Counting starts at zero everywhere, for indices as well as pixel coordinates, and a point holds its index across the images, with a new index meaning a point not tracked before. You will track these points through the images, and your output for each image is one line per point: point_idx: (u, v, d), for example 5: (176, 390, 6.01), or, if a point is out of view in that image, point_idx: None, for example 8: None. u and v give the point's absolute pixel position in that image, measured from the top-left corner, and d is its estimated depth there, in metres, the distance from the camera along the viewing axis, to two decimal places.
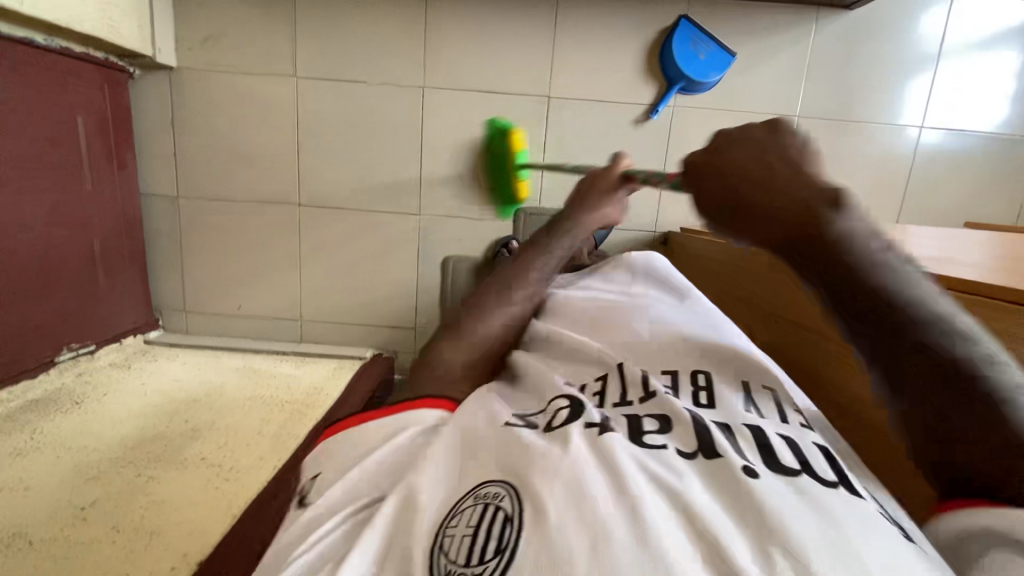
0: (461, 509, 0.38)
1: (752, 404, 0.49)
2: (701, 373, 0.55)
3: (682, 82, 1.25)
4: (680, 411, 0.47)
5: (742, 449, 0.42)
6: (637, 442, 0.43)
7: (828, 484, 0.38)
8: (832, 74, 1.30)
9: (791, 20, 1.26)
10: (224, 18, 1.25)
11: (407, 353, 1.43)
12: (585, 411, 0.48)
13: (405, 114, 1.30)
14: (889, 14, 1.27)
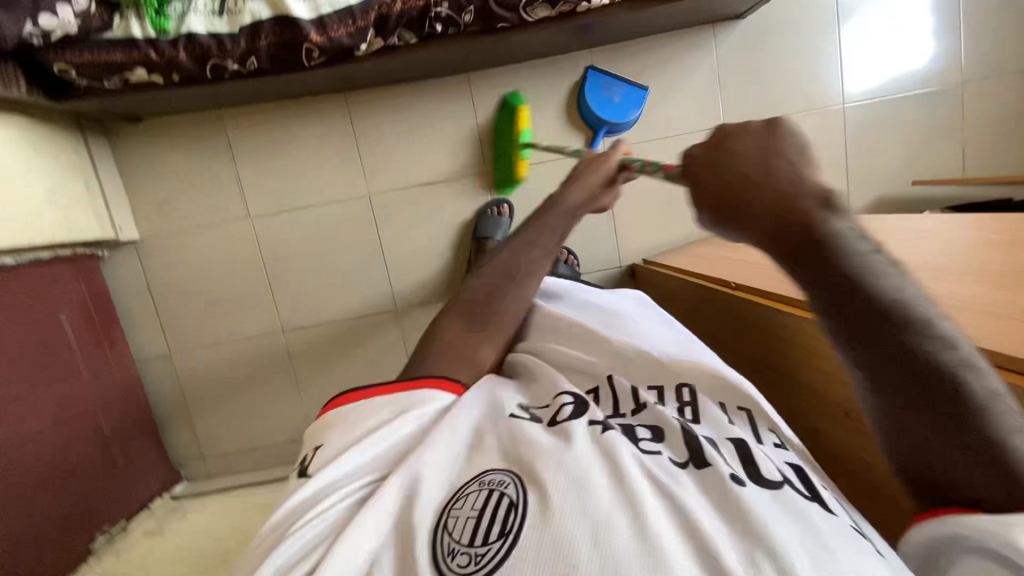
0: (467, 493, 0.52)
1: (737, 425, 0.64)
2: (685, 387, 0.72)
3: (604, 127, 1.31)
4: (666, 415, 0.63)
5: (728, 461, 0.56)
6: (640, 449, 0.57)
7: (771, 485, 0.52)
8: (744, 81, 1.35)
9: (691, 44, 1.32)
10: (172, 183, 1.33)
11: None
12: (587, 409, 0.64)
13: (360, 224, 1.37)
14: (781, 13, 1.33)
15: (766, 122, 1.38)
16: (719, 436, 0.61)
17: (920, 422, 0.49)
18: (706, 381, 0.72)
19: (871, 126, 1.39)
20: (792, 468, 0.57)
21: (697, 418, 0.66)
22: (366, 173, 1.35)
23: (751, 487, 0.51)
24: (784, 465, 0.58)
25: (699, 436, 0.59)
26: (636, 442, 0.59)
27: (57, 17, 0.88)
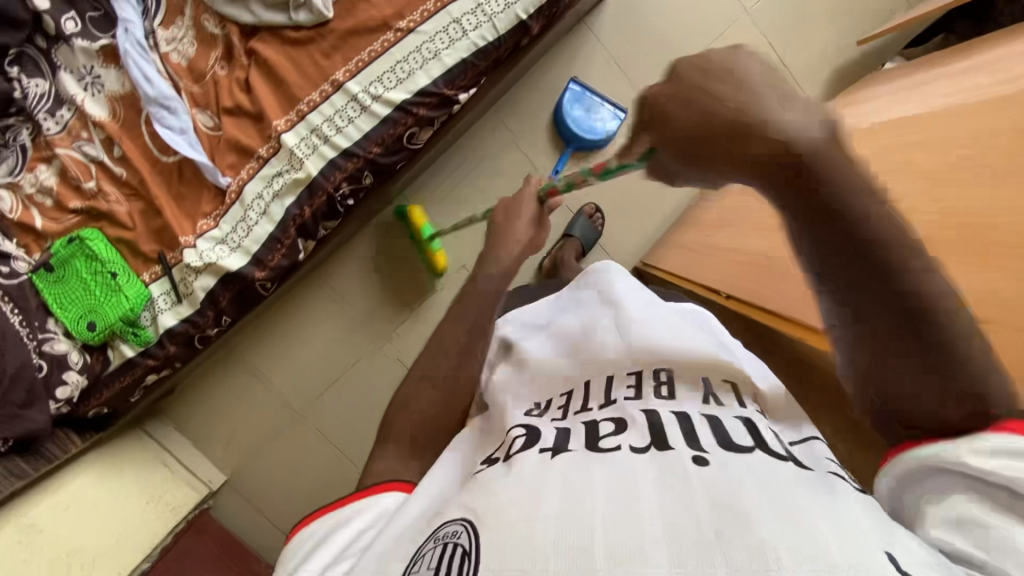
0: (425, 552, 0.45)
1: (712, 398, 0.59)
2: (665, 369, 0.63)
3: (575, 142, 1.26)
4: (634, 410, 0.56)
5: (694, 438, 0.51)
6: (592, 448, 0.51)
7: (779, 457, 0.49)
8: (642, 53, 1.30)
9: (575, 50, 1.27)
10: (223, 421, 1.44)
11: None
12: (540, 434, 0.56)
13: (384, 367, 1.46)
14: None
15: None
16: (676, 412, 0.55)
17: (879, 328, 0.47)
18: (686, 365, 0.65)
19: (785, 21, 1.33)
20: (765, 426, 0.55)
21: (674, 397, 0.59)
22: (369, 332, 1.45)
23: (716, 462, 0.46)
24: (764, 427, 0.55)
25: (654, 429, 0.52)
26: (594, 442, 0.52)
27: (68, 383, 1.01)
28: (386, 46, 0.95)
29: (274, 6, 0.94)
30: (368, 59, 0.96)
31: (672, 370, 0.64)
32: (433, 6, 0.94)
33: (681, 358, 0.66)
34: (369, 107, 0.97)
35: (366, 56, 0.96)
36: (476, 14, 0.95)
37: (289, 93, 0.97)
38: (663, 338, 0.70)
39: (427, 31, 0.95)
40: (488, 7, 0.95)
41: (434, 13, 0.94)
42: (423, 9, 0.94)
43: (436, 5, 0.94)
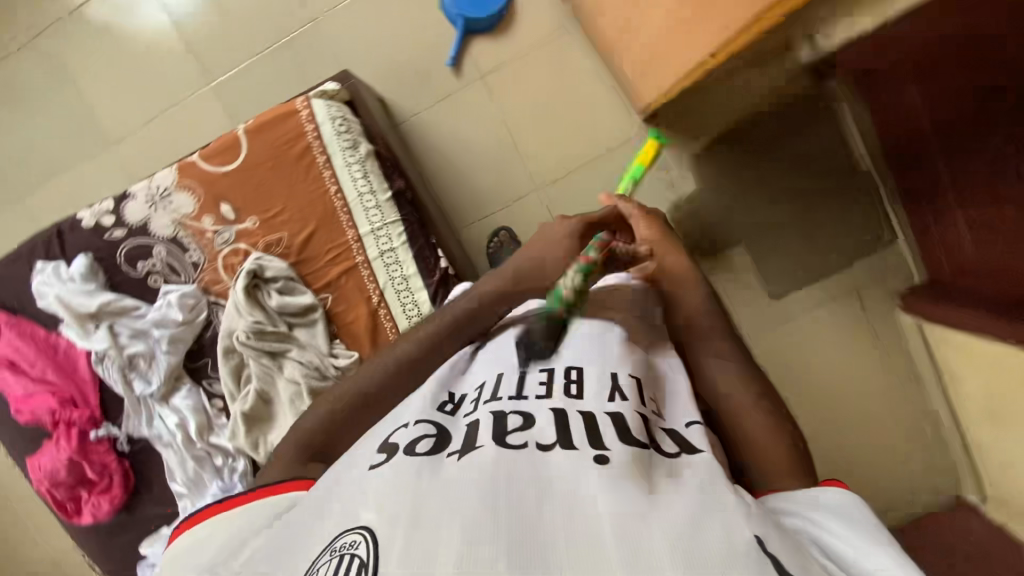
0: (318, 565, 0.43)
1: (617, 390, 0.61)
2: (574, 368, 0.65)
3: (461, 18, 1.26)
4: (544, 409, 0.58)
5: (545, 428, 0.55)
6: (499, 443, 0.52)
7: (545, 447, 0.52)
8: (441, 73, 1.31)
9: (424, 139, 1.34)
10: None
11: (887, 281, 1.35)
12: (448, 438, 0.56)
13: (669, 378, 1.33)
14: (370, 55, 1.31)
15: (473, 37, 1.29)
16: (553, 408, 0.58)
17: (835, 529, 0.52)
18: (591, 359, 0.66)
19: None
20: (635, 414, 0.58)
21: (584, 394, 0.61)
22: None
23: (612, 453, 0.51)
24: (634, 416, 0.58)
25: (560, 424, 0.55)
26: (501, 436, 0.53)
27: None
28: (390, 317, 1.07)
29: None
30: (398, 334, 1.08)
31: (584, 367, 0.65)
32: (367, 270, 1.06)
33: (615, 362, 0.66)
34: None
35: (395, 336, 1.08)
36: (379, 236, 1.05)
37: None
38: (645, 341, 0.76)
39: (386, 281, 1.06)
40: (376, 224, 1.04)
41: (373, 271, 1.06)
42: (368, 278, 1.07)
43: (367, 267, 1.06)
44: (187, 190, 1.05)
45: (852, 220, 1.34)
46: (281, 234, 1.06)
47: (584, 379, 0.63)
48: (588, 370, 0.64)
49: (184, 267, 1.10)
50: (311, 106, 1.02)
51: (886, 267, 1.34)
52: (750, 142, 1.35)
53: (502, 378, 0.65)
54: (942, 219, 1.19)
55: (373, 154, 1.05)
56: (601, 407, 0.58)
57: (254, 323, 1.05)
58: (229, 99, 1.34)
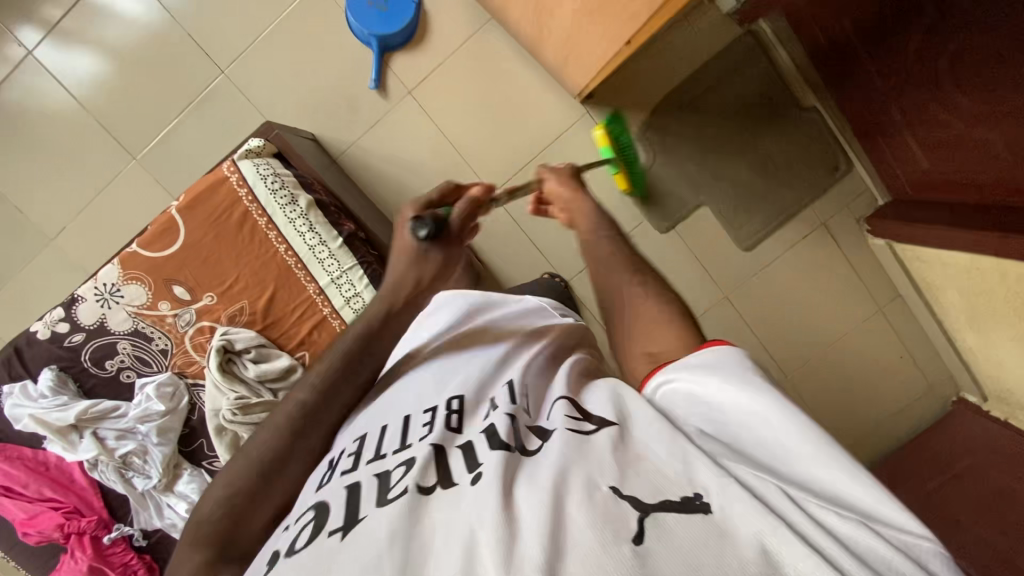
0: None
1: (489, 403, 0.56)
2: (455, 398, 0.57)
3: (371, 36, 1.20)
4: (424, 446, 0.51)
5: (408, 471, 0.48)
6: (380, 504, 0.46)
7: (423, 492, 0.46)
8: (366, 97, 1.26)
9: (366, 166, 1.30)
10: None
11: (851, 206, 1.37)
12: (325, 514, 0.47)
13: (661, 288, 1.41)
14: (289, 94, 1.25)
15: (392, 55, 1.25)
16: (434, 443, 0.51)
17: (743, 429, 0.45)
18: (479, 374, 0.61)
19: None
20: (502, 417, 0.52)
21: (464, 426, 0.55)
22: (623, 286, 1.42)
23: (481, 478, 0.46)
24: (501, 421, 0.52)
25: (436, 462, 0.49)
26: (382, 495, 0.47)
27: None
28: None
29: None
30: None
31: (466, 392, 0.58)
32: (337, 321, 1.04)
33: (498, 377, 0.61)
34: None
35: None
36: (341, 284, 1.02)
37: None
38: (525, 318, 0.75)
39: None
40: (335, 273, 1.01)
41: (343, 320, 1.04)
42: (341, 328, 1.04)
43: (336, 317, 1.04)
44: (135, 280, 1.02)
45: (807, 156, 1.34)
46: (241, 303, 1.03)
47: (467, 408, 0.56)
48: (471, 394, 0.58)
49: (154, 355, 1.07)
50: (240, 170, 0.97)
51: (851, 195, 1.36)
52: (691, 98, 1.31)
53: (385, 429, 0.56)
54: (891, 139, 1.18)
55: (315, 204, 1.01)
56: (476, 432, 0.52)
57: (237, 398, 1.03)
58: (159, 169, 1.28)
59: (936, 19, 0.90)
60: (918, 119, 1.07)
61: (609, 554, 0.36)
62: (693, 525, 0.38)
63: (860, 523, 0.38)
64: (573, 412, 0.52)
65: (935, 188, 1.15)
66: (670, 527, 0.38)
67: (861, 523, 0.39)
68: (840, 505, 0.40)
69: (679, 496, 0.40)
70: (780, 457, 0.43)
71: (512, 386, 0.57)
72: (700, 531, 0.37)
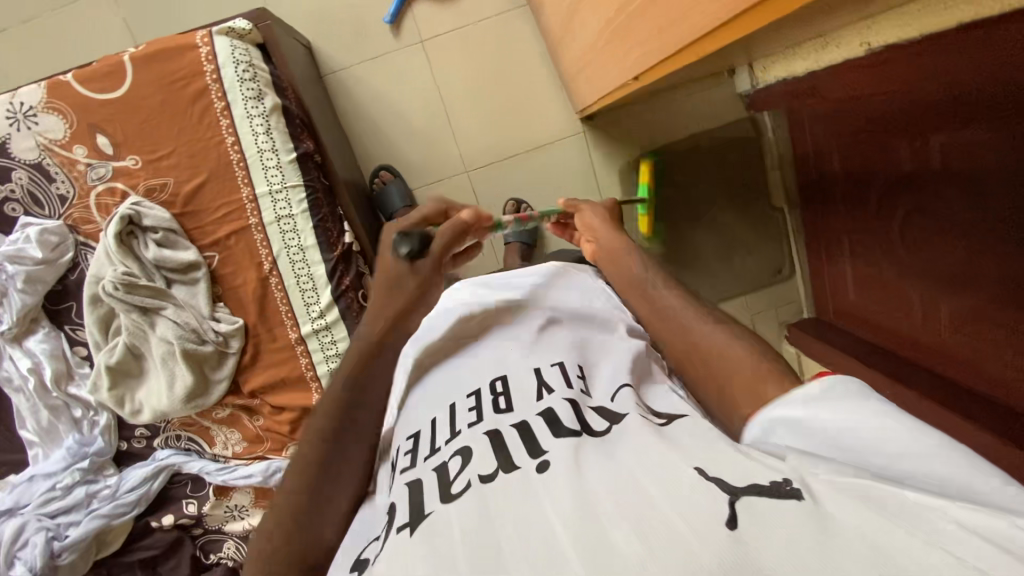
0: None
1: (544, 386, 0.63)
2: (498, 380, 0.66)
3: None
4: (477, 436, 0.57)
5: (459, 466, 0.54)
6: (445, 497, 0.50)
7: (486, 479, 0.50)
8: (376, 27, 1.21)
9: (352, 95, 1.25)
10: None
11: (780, 309, 1.45)
12: (391, 517, 0.52)
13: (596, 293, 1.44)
14: None
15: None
16: (488, 431, 0.57)
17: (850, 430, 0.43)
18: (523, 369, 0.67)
19: None
20: (563, 401, 0.59)
21: (513, 408, 0.61)
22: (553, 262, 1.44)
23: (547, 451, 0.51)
24: (558, 402, 0.59)
25: (496, 446, 0.54)
26: (444, 485, 0.52)
27: None
28: (282, 287, 1.02)
29: (220, 362, 1.04)
30: (288, 307, 1.03)
31: (507, 376, 0.66)
32: (259, 234, 0.99)
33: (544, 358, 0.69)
34: (328, 321, 1.03)
35: (285, 307, 1.03)
36: (277, 199, 0.97)
37: (293, 378, 1.07)
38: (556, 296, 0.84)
39: (280, 248, 0.99)
40: (275, 186, 0.96)
41: (266, 236, 0.99)
42: (260, 243, 0.99)
43: (259, 231, 0.99)
44: (55, 112, 0.92)
45: (759, 248, 1.43)
46: (165, 180, 0.96)
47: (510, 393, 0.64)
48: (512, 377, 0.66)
49: (49, 199, 0.98)
50: (213, 44, 0.90)
51: (782, 300, 1.44)
52: (675, 158, 1.38)
53: (435, 427, 0.62)
54: (833, 262, 1.26)
55: (280, 110, 0.96)
56: (530, 412, 0.59)
57: (124, 274, 0.96)
58: (134, 12, 1.17)
59: (906, 172, 0.96)
60: (863, 253, 1.15)
61: (702, 538, 0.36)
62: (791, 509, 0.37)
63: (1009, 515, 0.34)
64: (638, 402, 0.61)
65: (853, 317, 1.24)
66: (764, 510, 0.37)
67: (991, 512, 0.34)
68: (986, 505, 0.35)
69: (768, 483, 0.40)
70: (914, 461, 0.40)
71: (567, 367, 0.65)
72: (796, 515, 0.36)
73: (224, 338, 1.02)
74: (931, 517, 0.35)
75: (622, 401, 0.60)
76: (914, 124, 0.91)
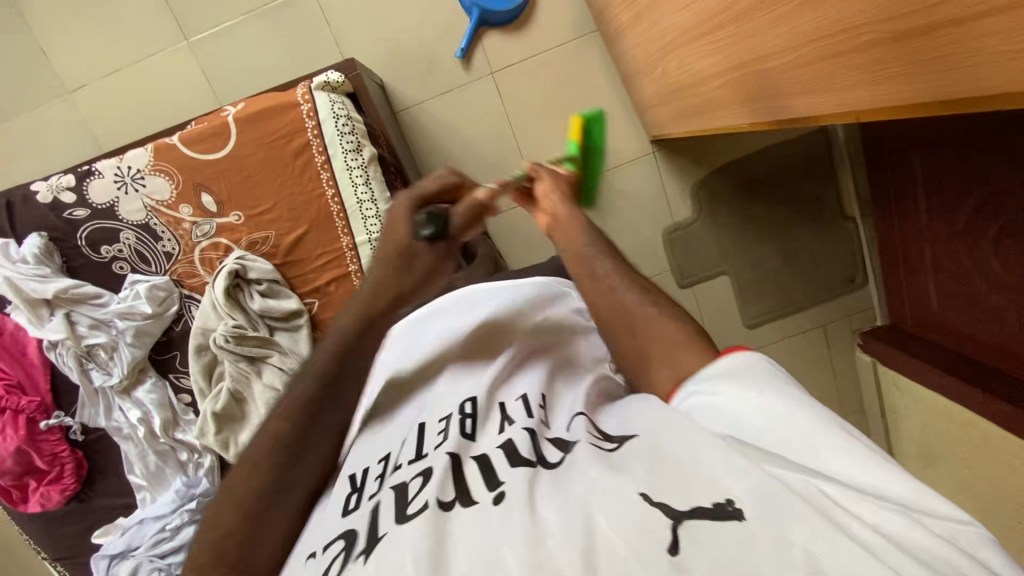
0: None
1: (505, 417, 0.58)
2: (468, 403, 0.61)
3: (476, 9, 1.15)
4: (441, 455, 0.54)
5: (421, 490, 0.50)
6: (403, 517, 0.48)
7: (444, 505, 0.48)
8: (445, 62, 1.21)
9: (424, 130, 1.26)
10: None
11: (852, 316, 1.45)
12: (355, 535, 0.49)
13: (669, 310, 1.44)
14: (371, 32, 1.19)
15: (486, 32, 1.20)
16: (451, 453, 0.54)
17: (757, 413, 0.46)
18: (486, 387, 0.63)
19: None
20: (523, 432, 0.54)
21: (478, 435, 0.57)
22: None
23: (508, 482, 0.48)
24: (521, 437, 0.53)
25: (457, 474, 0.51)
26: (405, 507, 0.49)
27: None
28: None
29: None
30: None
31: (476, 397, 0.61)
32: (359, 280, 1.01)
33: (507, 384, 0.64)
34: None
35: None
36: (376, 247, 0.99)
37: None
38: (522, 301, 0.77)
39: None
40: (374, 234, 0.98)
41: (366, 282, 1.01)
42: (360, 289, 1.02)
43: (359, 278, 1.01)
44: (162, 174, 0.95)
45: (832, 258, 1.40)
46: (267, 233, 0.98)
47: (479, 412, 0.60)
48: (482, 400, 0.61)
49: (155, 257, 1.01)
50: (313, 100, 0.92)
51: (855, 308, 1.44)
52: (749, 175, 1.34)
53: (403, 444, 0.59)
54: (913, 273, 1.25)
55: (376, 160, 0.97)
56: (491, 444, 0.54)
57: (233, 327, 0.99)
58: (209, 61, 1.19)
59: (1002, 190, 0.95)
60: (947, 266, 1.14)
61: (644, 566, 0.36)
62: (730, 531, 0.36)
63: (900, 510, 0.36)
64: (592, 430, 0.53)
65: (932, 327, 1.24)
66: (704, 539, 0.36)
67: (902, 514, 0.36)
68: (879, 497, 0.38)
69: (710, 504, 0.39)
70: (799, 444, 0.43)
71: (530, 396, 0.60)
72: (732, 545, 0.35)
73: None
74: (855, 526, 0.36)
75: (574, 427, 0.55)
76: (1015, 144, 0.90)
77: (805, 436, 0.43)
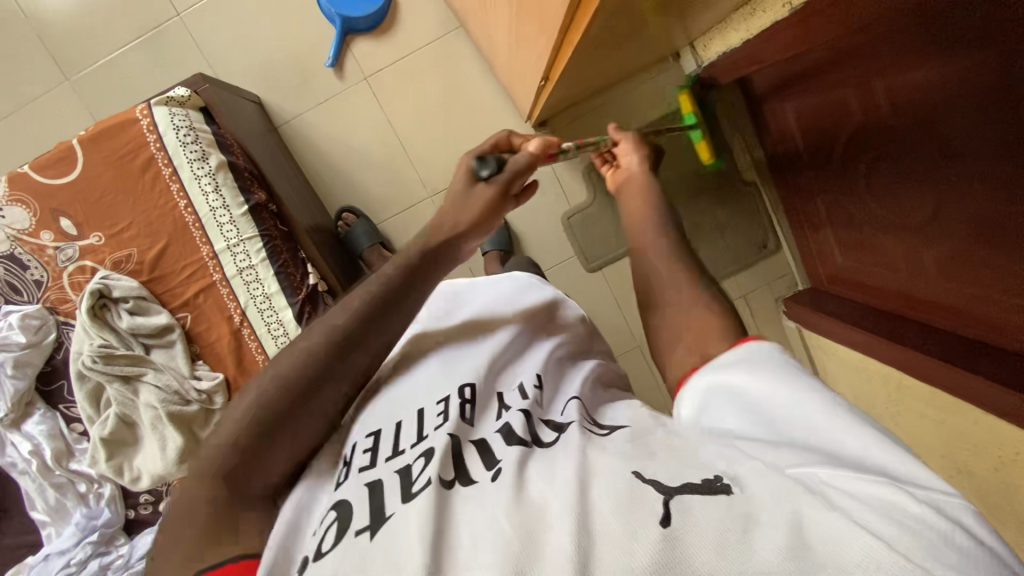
0: None
1: (502, 406, 0.57)
2: (467, 386, 0.58)
3: (338, 17, 1.18)
4: (441, 436, 0.52)
5: (423, 469, 0.48)
6: (408, 495, 0.46)
7: (445, 483, 0.47)
8: (320, 72, 1.24)
9: (307, 139, 1.27)
10: None
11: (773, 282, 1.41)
12: (350, 515, 0.46)
13: (585, 294, 1.40)
14: (243, 53, 1.23)
15: (353, 38, 1.23)
16: (450, 434, 0.52)
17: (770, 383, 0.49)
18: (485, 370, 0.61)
19: None
20: (518, 411, 0.56)
21: (478, 420, 0.56)
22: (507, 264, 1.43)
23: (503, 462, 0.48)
24: (513, 413, 0.55)
25: (455, 455, 0.50)
26: (408, 485, 0.47)
27: None
28: (254, 336, 1.03)
29: (208, 420, 1.04)
30: (263, 353, 1.03)
31: (475, 382, 0.59)
32: (225, 288, 1.01)
33: (504, 373, 0.63)
34: None
35: (259, 356, 1.04)
36: (236, 252, 1.00)
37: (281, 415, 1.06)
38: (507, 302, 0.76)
39: (246, 299, 1.01)
40: (232, 240, 0.99)
41: (231, 289, 1.01)
42: (227, 296, 1.01)
43: (225, 286, 1.01)
44: (19, 203, 0.97)
45: (740, 226, 1.38)
46: (130, 250, 0.99)
47: (479, 399, 0.58)
48: (480, 386, 0.59)
49: (26, 285, 1.03)
50: (152, 114, 0.95)
51: (774, 274, 1.41)
52: None
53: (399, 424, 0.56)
54: (816, 230, 1.21)
55: (226, 167, 1.00)
56: (490, 429, 0.54)
57: (101, 346, 0.99)
58: (96, 98, 1.24)
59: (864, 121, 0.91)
60: (840, 216, 1.10)
61: (638, 540, 0.36)
62: (716, 506, 0.38)
63: (890, 486, 0.36)
64: (585, 416, 0.56)
65: (843, 282, 1.19)
66: (699, 512, 0.37)
67: (892, 487, 0.36)
68: (865, 475, 0.38)
69: (700, 481, 0.41)
70: (800, 421, 0.45)
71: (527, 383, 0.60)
72: (722, 512, 0.37)
73: (208, 395, 1.02)
74: (829, 492, 0.37)
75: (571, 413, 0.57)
76: (859, 75, 0.88)
77: (807, 412, 0.45)
